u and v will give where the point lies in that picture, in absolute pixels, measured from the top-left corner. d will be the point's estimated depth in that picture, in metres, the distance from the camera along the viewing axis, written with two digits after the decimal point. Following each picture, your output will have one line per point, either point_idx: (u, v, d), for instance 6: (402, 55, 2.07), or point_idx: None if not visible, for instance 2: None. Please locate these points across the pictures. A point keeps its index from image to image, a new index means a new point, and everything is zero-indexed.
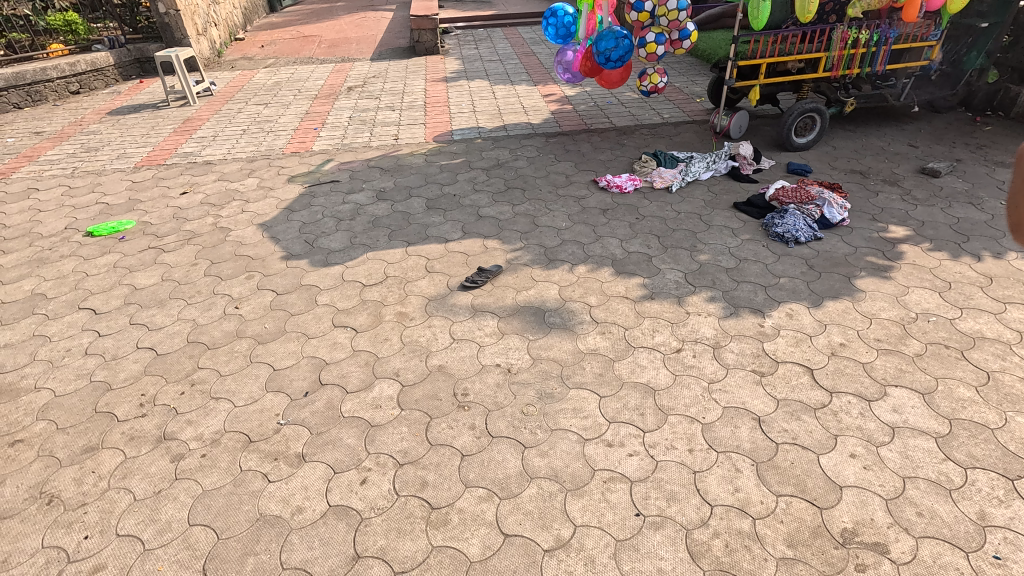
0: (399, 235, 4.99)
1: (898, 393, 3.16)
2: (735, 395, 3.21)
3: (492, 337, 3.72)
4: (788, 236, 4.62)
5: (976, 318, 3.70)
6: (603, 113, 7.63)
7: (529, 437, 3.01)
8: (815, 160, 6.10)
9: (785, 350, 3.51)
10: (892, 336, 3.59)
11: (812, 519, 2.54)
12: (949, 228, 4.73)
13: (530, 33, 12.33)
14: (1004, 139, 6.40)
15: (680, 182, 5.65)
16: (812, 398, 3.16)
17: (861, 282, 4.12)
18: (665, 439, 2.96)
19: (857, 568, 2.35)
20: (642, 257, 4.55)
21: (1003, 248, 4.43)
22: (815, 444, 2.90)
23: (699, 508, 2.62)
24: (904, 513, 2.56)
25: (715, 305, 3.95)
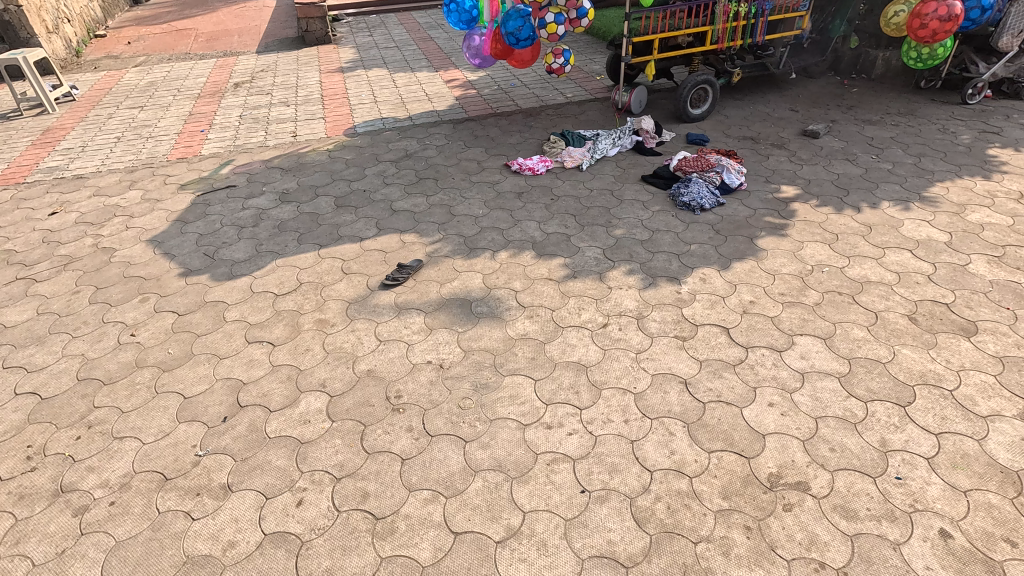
0: (309, 238, 4.73)
1: (804, 341, 3.43)
2: (661, 361, 3.34)
3: (421, 334, 3.64)
4: (693, 205, 4.84)
5: (862, 265, 4.07)
6: (508, 96, 7.61)
7: (469, 430, 2.98)
8: (711, 130, 6.42)
9: (702, 313, 3.69)
10: (793, 289, 3.87)
11: (741, 470, 2.71)
12: (832, 184, 5.16)
13: (425, 18, 12.01)
14: (868, 99, 7.05)
15: (590, 160, 5.76)
16: (730, 355, 3.36)
17: (762, 241, 4.41)
18: (601, 414, 3.03)
19: (784, 508, 2.53)
20: (561, 237, 4.60)
21: (878, 198, 4.90)
22: (738, 398, 3.08)
23: (640, 476, 2.71)
24: (819, 450, 2.79)
25: (634, 277, 4.08)
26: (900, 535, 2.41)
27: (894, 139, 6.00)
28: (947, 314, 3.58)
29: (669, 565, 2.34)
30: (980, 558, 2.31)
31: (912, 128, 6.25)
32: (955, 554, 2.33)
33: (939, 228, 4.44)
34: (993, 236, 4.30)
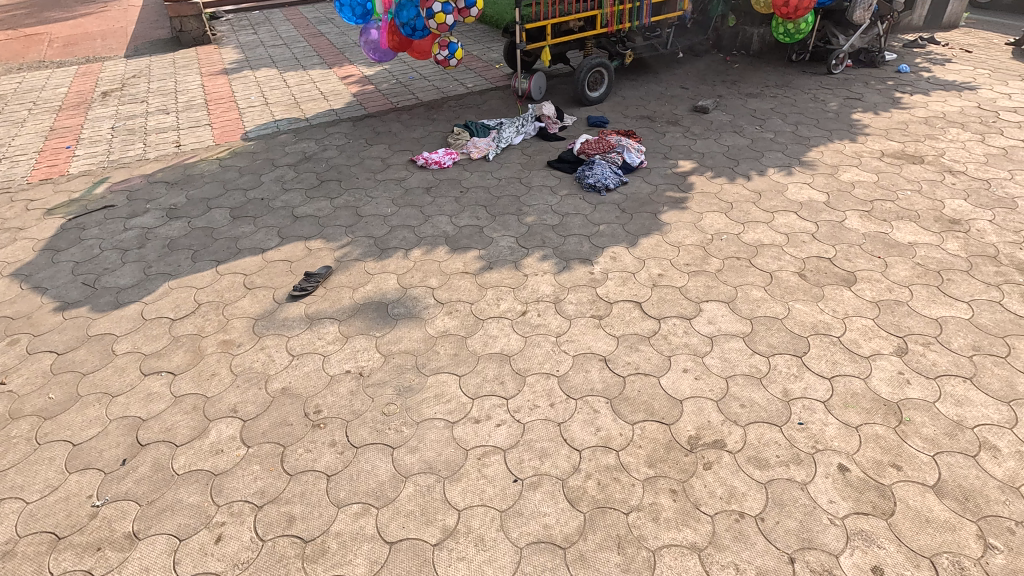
0: (204, 254, 4.40)
1: (710, 307, 3.63)
2: (581, 342, 3.42)
3: (337, 344, 3.49)
4: (599, 185, 4.97)
5: (755, 230, 4.36)
6: (408, 90, 7.44)
7: (396, 436, 2.90)
8: (610, 111, 6.61)
9: (615, 291, 3.81)
10: (696, 258, 4.08)
11: (663, 436, 2.83)
12: (723, 156, 5.47)
13: (313, 12, 11.47)
14: (749, 74, 7.53)
15: (496, 150, 5.75)
16: (645, 328, 3.49)
17: (665, 216, 4.60)
18: (528, 402, 3.05)
19: (704, 467, 2.67)
20: (473, 229, 4.57)
21: (764, 166, 5.25)
22: (655, 368, 3.21)
23: (569, 456, 2.76)
24: (731, 407, 2.96)
25: (549, 262, 4.13)
26: (807, 475, 2.61)
27: (774, 110, 6.45)
28: (830, 267, 3.91)
29: (604, 539, 2.41)
30: (873, 485, 2.56)
31: (789, 99, 6.75)
32: (853, 485, 2.56)
33: (818, 189, 4.83)
34: (863, 193, 4.74)
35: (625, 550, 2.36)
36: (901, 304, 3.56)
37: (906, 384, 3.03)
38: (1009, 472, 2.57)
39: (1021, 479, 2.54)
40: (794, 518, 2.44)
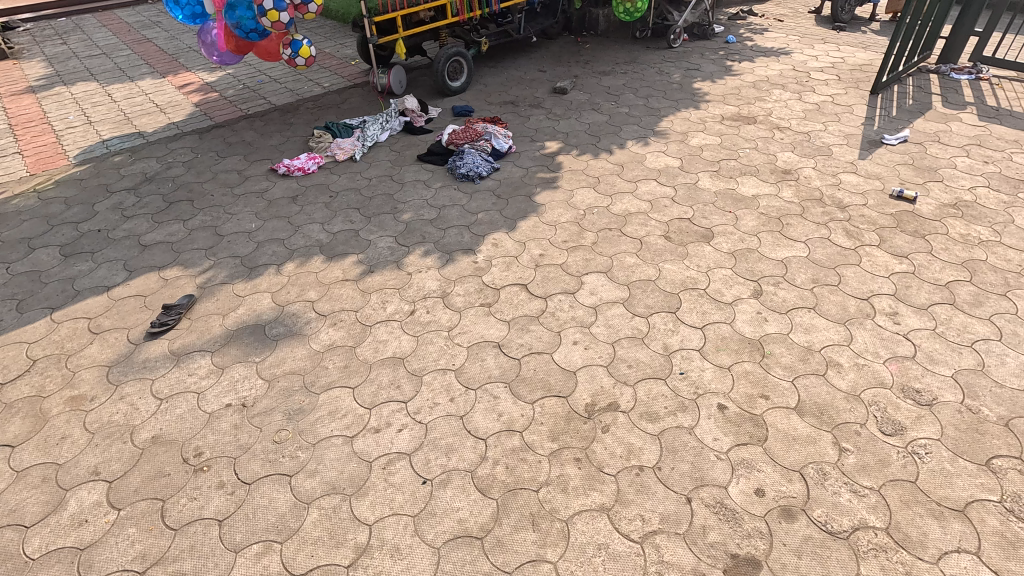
0: (33, 302, 3.82)
1: (590, 279, 3.79)
2: (473, 332, 3.43)
3: (211, 377, 3.20)
4: (472, 175, 4.98)
5: (622, 200, 4.61)
6: (258, 94, 6.94)
7: (291, 463, 2.73)
8: (474, 100, 6.63)
9: (501, 277, 3.85)
10: (573, 234, 4.24)
11: (562, 409, 2.92)
12: (586, 133, 5.71)
13: (134, 16, 10.27)
14: (600, 53, 7.91)
15: (362, 149, 5.54)
16: (533, 308, 3.57)
17: (539, 197, 4.73)
18: (427, 401, 3.01)
19: (603, 431, 2.80)
20: (349, 233, 4.39)
21: (624, 139, 5.56)
22: (547, 345, 3.30)
23: (475, 447, 2.76)
24: (621, 370, 3.13)
25: (431, 257, 4.08)
26: (693, 419, 2.84)
27: (626, 86, 6.84)
28: (691, 226, 4.24)
29: (518, 520, 2.45)
30: (748, 417, 2.83)
31: (638, 74, 7.19)
32: (731, 420, 2.82)
33: (672, 156, 5.21)
34: (710, 155, 5.18)
35: (539, 526, 2.42)
36: (753, 251, 3.95)
37: (764, 322, 3.37)
38: (850, 383, 2.97)
39: (860, 387, 2.95)
40: (686, 461, 2.64)
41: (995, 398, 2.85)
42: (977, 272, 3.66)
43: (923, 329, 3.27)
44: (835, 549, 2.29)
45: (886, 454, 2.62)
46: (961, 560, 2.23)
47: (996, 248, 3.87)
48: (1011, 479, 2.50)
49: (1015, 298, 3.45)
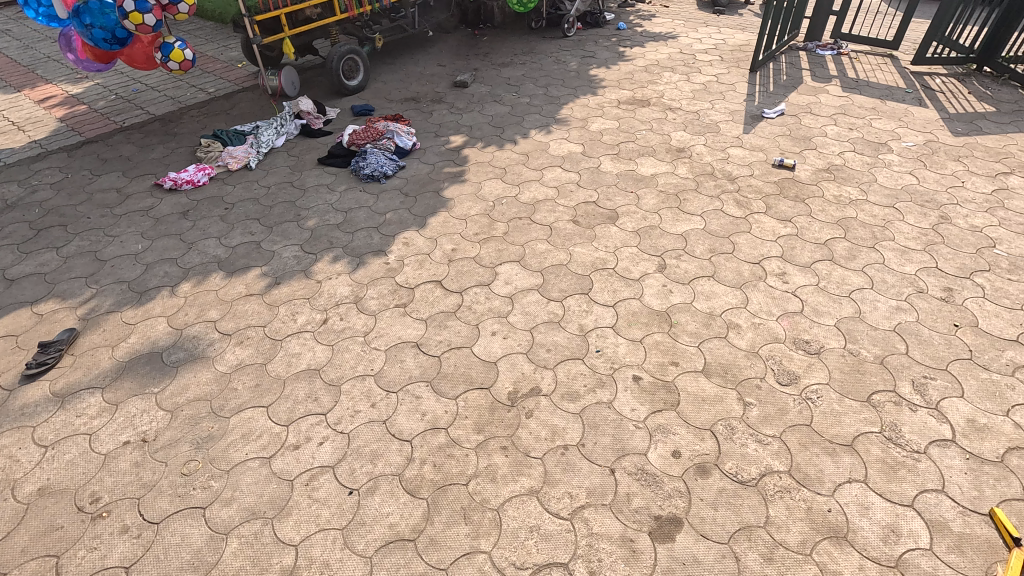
0: None
1: (504, 269, 3.82)
2: (390, 334, 3.36)
3: (105, 415, 2.94)
4: (376, 174, 4.86)
5: (530, 188, 4.68)
6: (134, 104, 6.39)
7: (204, 494, 2.56)
8: (373, 98, 6.47)
9: (414, 276, 3.80)
10: (484, 226, 4.25)
11: (486, 401, 2.94)
12: (490, 125, 5.73)
13: None
14: (498, 45, 7.96)
15: (257, 156, 5.26)
16: (450, 304, 3.56)
17: (447, 192, 4.70)
18: (348, 410, 2.92)
19: (527, 416, 2.85)
20: (249, 246, 4.16)
21: (527, 129, 5.63)
22: (466, 339, 3.30)
23: (401, 449, 2.72)
24: (540, 354, 3.19)
25: (341, 262, 3.95)
26: (611, 394, 2.94)
27: (525, 76, 6.92)
28: (597, 209, 4.38)
29: (450, 517, 2.44)
30: (662, 384, 2.98)
31: (536, 64, 7.29)
32: (646, 390, 2.95)
33: (575, 142, 5.34)
34: (610, 139, 5.36)
35: (471, 519, 2.42)
36: (655, 228, 4.14)
37: (670, 294, 3.55)
38: (749, 341, 3.20)
39: (758, 344, 3.18)
40: (607, 434, 2.74)
41: (871, 340, 3.17)
42: (850, 228, 4.04)
43: (808, 285, 3.57)
44: (746, 496, 2.46)
45: (784, 403, 2.85)
46: (852, 489, 2.47)
47: (864, 206, 4.29)
48: (887, 410, 2.80)
49: (882, 250, 3.84)
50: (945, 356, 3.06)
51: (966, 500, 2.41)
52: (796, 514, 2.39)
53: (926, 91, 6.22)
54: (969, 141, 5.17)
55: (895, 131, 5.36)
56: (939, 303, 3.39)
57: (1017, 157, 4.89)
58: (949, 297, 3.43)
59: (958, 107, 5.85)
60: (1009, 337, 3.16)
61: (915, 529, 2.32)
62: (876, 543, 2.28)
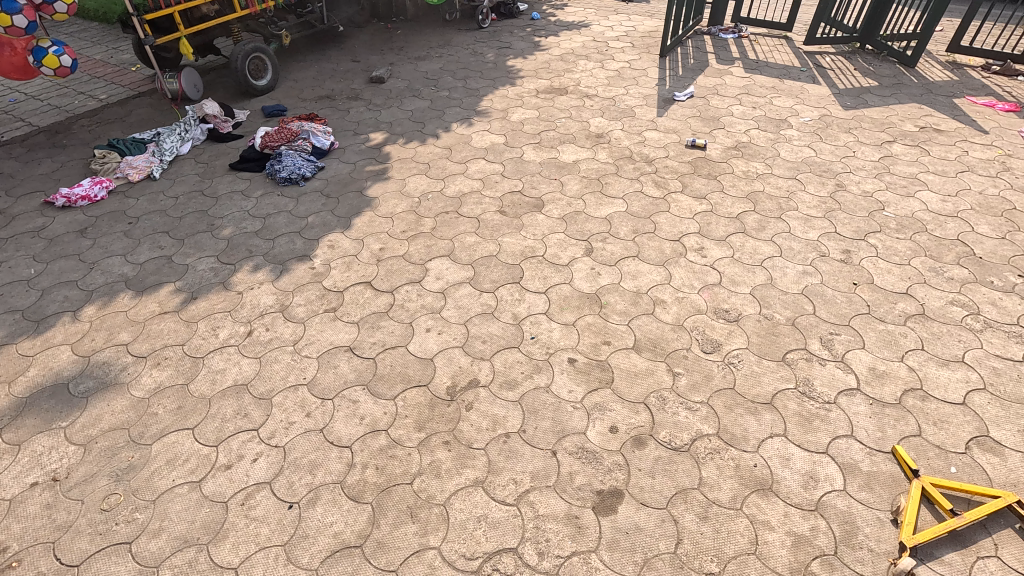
0: None
1: (435, 265, 3.80)
2: (321, 340, 3.27)
3: (6, 457, 2.68)
4: (294, 177, 4.68)
5: (455, 182, 4.66)
6: (13, 116, 5.81)
7: (130, 528, 2.41)
8: (285, 98, 6.20)
9: (342, 278, 3.70)
10: (411, 223, 4.20)
11: (425, 398, 2.92)
12: (410, 120, 5.65)
13: None
14: (413, 39, 7.83)
15: (161, 165, 4.93)
16: (381, 304, 3.50)
17: (371, 191, 4.60)
18: (281, 422, 2.82)
19: (467, 409, 2.86)
20: (160, 261, 3.90)
21: (448, 123, 5.59)
22: (400, 338, 3.26)
23: (341, 456, 2.66)
24: (476, 346, 3.20)
25: (263, 271, 3.79)
26: (548, 378, 3.00)
27: (443, 69, 6.86)
28: (522, 198, 4.42)
29: (396, 517, 2.41)
30: (596, 364, 3.07)
31: (453, 56, 7.24)
32: (581, 371, 3.04)
33: (497, 133, 5.36)
34: (531, 128, 5.42)
35: (418, 517, 2.41)
36: (580, 213, 4.24)
37: (598, 276, 3.65)
38: (674, 315, 3.35)
39: (683, 317, 3.33)
40: (547, 418, 2.80)
41: (783, 304, 3.40)
42: (758, 201, 4.30)
43: (724, 257, 3.78)
44: (680, 462, 2.59)
45: (709, 370, 3.01)
46: (775, 443, 2.65)
47: (770, 179, 4.57)
48: (801, 366, 3.02)
49: (788, 219, 4.11)
50: (847, 312, 3.33)
51: (872, 441, 2.65)
52: (726, 472, 2.54)
53: (818, 70, 6.68)
54: (857, 114, 5.62)
55: (794, 108, 5.74)
56: (839, 265, 3.68)
57: (898, 127, 5.36)
58: (847, 258, 3.73)
59: (847, 83, 6.33)
60: (900, 290, 3.48)
61: (830, 473, 2.52)
62: (798, 490, 2.46)
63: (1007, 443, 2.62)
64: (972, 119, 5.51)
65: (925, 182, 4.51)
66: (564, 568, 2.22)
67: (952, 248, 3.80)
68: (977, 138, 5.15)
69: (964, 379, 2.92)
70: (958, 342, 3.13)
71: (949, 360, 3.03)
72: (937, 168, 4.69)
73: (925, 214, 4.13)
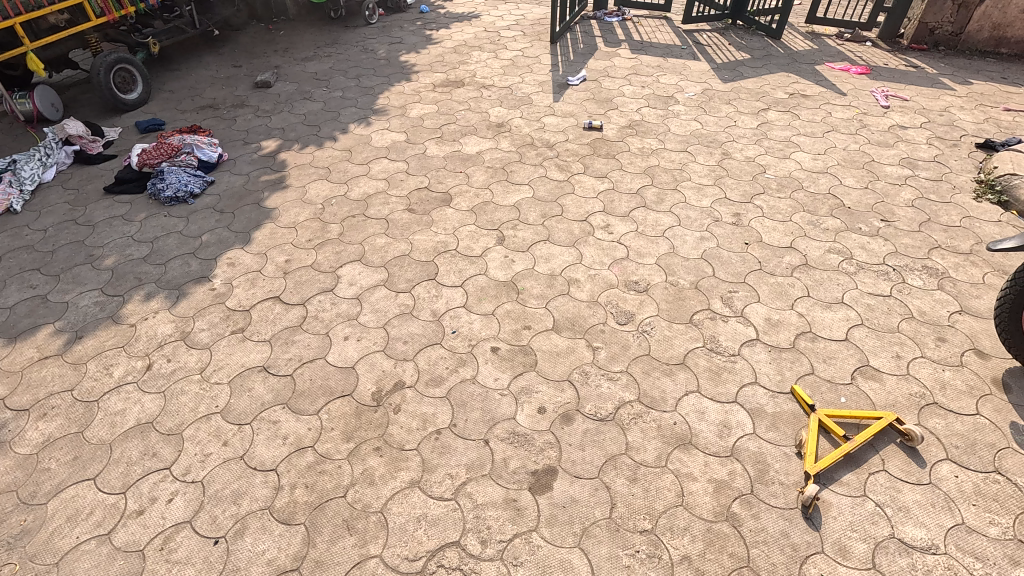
0: None
1: (346, 270, 3.69)
2: (231, 363, 3.09)
3: None
4: (181, 195, 4.37)
5: (359, 184, 4.54)
6: None
7: None
8: (161, 110, 5.75)
9: (248, 296, 3.51)
10: (316, 231, 4.05)
11: (350, 407, 2.85)
12: (303, 124, 5.42)
13: None
14: (297, 39, 7.50)
15: (22, 197, 4.42)
16: (294, 317, 3.36)
17: (269, 201, 4.38)
18: (196, 456, 2.65)
19: (395, 412, 2.82)
20: (33, 301, 3.52)
21: (344, 124, 5.41)
22: (318, 350, 3.15)
23: (266, 480, 2.54)
24: (398, 348, 3.16)
25: (156, 298, 3.52)
26: (473, 369, 3.02)
27: (333, 69, 6.62)
28: (430, 194, 4.39)
29: (333, 532, 2.35)
30: (518, 349, 3.12)
31: (342, 55, 7.01)
32: (505, 358, 3.08)
33: (397, 131, 5.26)
34: (431, 123, 5.36)
35: (356, 528, 2.36)
36: (488, 203, 4.27)
37: (512, 263, 3.70)
38: (589, 293, 3.46)
39: (597, 294, 3.46)
40: (476, 409, 2.82)
41: (686, 270, 3.61)
42: (655, 175, 4.53)
43: (629, 232, 3.95)
44: (607, 431, 2.70)
45: (625, 340, 3.15)
46: (690, 400, 2.83)
47: (663, 153, 4.82)
48: (706, 326, 3.23)
49: (683, 190, 4.36)
50: (742, 271, 3.59)
51: (774, 384, 2.89)
52: (650, 433, 2.68)
53: (697, 47, 7.09)
54: (735, 86, 6.03)
55: (679, 84, 6.06)
56: (732, 228, 3.96)
57: (771, 95, 5.81)
58: (738, 221, 4.02)
59: (723, 58, 6.77)
60: (785, 244, 3.80)
61: (741, 419, 2.73)
62: (714, 440, 2.65)
63: (884, 369, 2.95)
64: (832, 83, 6.08)
65: (797, 144, 4.93)
66: (508, 551, 2.26)
67: (825, 202, 4.19)
68: (837, 100, 5.69)
69: (845, 317, 3.25)
70: (837, 285, 3.47)
71: (832, 302, 3.35)
72: (807, 131, 5.14)
73: (800, 173, 4.53)
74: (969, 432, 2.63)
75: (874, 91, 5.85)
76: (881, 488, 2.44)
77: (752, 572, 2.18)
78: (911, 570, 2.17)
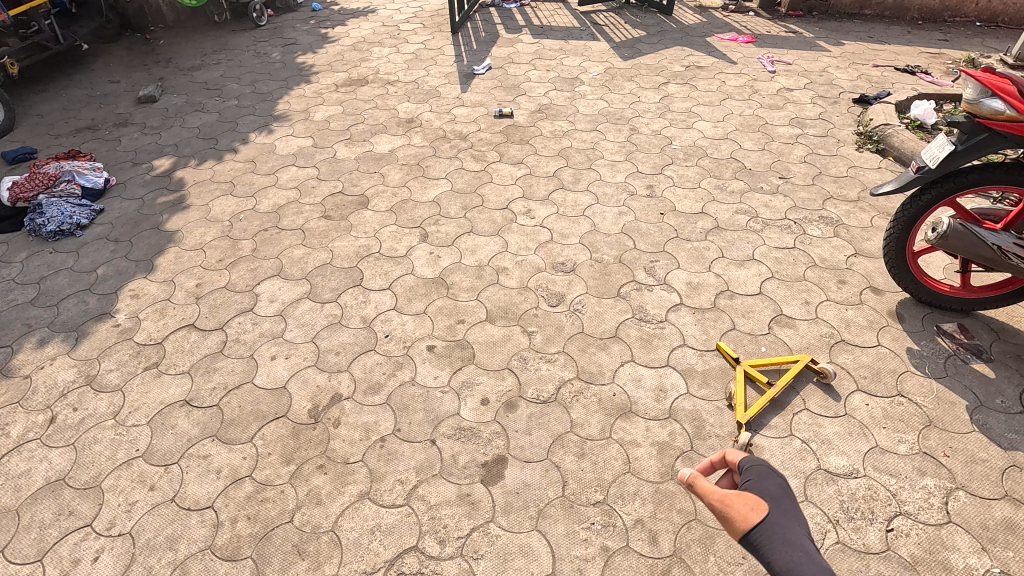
0: None
1: (265, 287, 3.51)
2: (149, 402, 2.87)
3: None
4: (66, 228, 3.98)
5: (267, 196, 4.31)
6: None
7: None
8: (30, 137, 5.20)
9: (158, 328, 3.27)
10: (226, 250, 3.82)
11: (286, 428, 2.73)
12: (198, 138, 5.08)
13: None
14: (180, 47, 7.00)
15: None
16: (213, 344, 3.16)
17: (169, 224, 4.08)
18: (120, 506, 2.45)
19: (335, 426, 2.73)
20: None
21: (244, 134, 5.12)
22: (243, 375, 2.99)
23: (203, 519, 2.39)
24: (330, 360, 3.05)
25: (52, 344, 3.20)
26: (411, 371, 2.97)
27: (224, 76, 6.24)
28: (346, 198, 4.25)
29: (283, 560, 2.25)
30: (454, 345, 3.10)
31: (232, 61, 6.61)
32: (442, 355, 3.05)
33: (302, 136, 5.04)
34: (338, 125, 5.18)
35: (308, 552, 2.27)
36: (407, 201, 4.19)
37: (438, 259, 3.66)
38: (518, 279, 3.48)
39: (527, 279, 3.49)
40: (418, 410, 2.78)
41: (609, 245, 3.71)
42: (569, 156, 4.61)
43: (551, 214, 4.00)
44: (551, 412, 2.74)
45: (559, 321, 3.20)
46: (626, 370, 2.92)
47: (575, 134, 4.91)
48: (634, 297, 3.33)
49: (598, 168, 4.46)
50: (661, 240, 3.74)
51: (701, 344, 3.03)
52: (592, 408, 2.75)
53: (595, 27, 7.25)
54: (635, 63, 6.22)
55: (582, 65, 6.18)
56: (647, 200, 4.10)
57: (669, 69, 6.04)
58: (652, 193, 4.17)
59: (620, 36, 6.96)
60: (697, 211, 3.98)
61: (674, 381, 2.85)
62: (652, 405, 2.75)
63: (796, 315, 3.17)
64: (723, 53, 6.41)
65: (698, 113, 5.16)
66: (467, 546, 2.25)
67: (729, 166, 4.43)
68: (729, 69, 6.00)
69: (757, 273, 3.46)
70: (747, 243, 3.68)
71: (744, 260, 3.55)
72: (705, 100, 5.39)
73: (703, 141, 4.75)
74: (874, 363, 2.88)
75: (761, 58, 6.22)
76: (805, 426, 2.63)
77: (700, 523, 2.29)
78: (838, 496, 2.35)
